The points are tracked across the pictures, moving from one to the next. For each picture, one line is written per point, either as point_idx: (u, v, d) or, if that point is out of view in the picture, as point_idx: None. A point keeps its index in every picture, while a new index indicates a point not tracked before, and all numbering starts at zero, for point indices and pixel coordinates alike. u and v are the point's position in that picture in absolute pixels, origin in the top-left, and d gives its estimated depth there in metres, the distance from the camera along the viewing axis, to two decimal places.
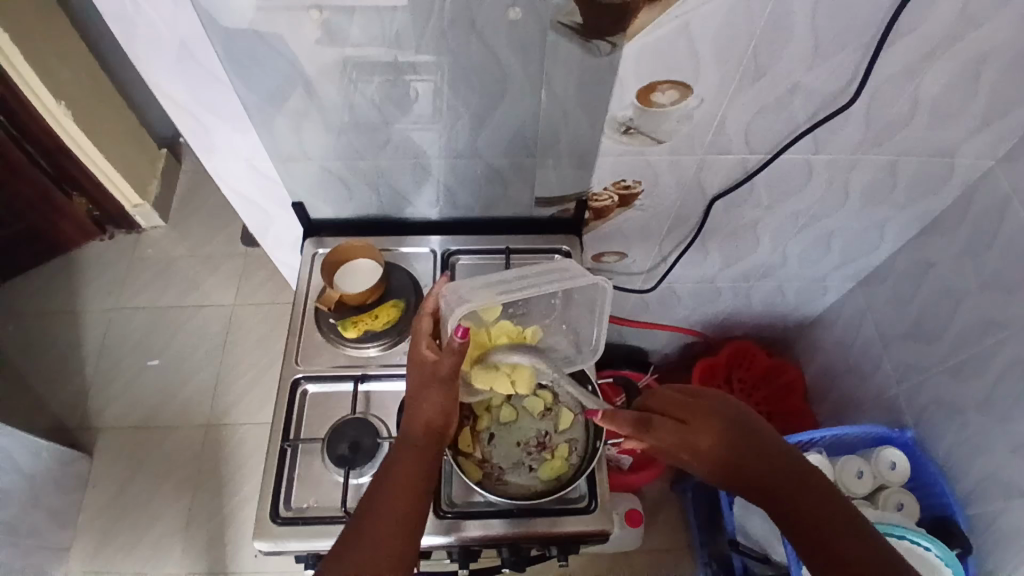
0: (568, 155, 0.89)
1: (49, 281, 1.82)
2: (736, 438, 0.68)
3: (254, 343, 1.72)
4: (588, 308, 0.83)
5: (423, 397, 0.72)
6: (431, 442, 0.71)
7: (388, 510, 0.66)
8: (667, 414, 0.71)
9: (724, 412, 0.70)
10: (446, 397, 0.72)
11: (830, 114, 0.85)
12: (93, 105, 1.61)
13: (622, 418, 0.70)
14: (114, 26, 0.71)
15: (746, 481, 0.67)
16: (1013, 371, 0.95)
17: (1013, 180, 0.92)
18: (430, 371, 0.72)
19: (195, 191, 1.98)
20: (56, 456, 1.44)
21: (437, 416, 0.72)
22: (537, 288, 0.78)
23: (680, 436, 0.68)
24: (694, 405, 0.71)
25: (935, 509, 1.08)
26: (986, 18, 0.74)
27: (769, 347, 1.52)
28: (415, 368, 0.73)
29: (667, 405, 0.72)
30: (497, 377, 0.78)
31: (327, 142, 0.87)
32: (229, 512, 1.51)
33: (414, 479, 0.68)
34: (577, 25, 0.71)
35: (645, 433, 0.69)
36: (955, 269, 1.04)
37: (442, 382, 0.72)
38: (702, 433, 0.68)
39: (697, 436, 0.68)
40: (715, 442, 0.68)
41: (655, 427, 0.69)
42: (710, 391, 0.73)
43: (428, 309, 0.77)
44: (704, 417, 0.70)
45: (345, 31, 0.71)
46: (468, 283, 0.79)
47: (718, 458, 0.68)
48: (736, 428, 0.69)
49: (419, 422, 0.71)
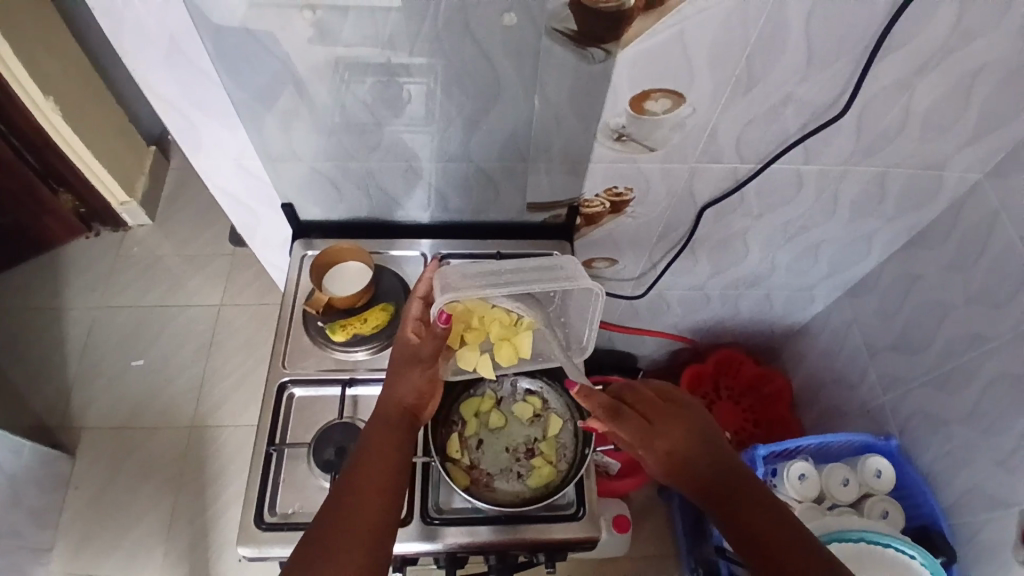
0: (560, 160, 0.89)
1: (32, 277, 1.79)
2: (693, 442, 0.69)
3: (240, 344, 1.71)
4: (582, 307, 0.80)
5: (400, 378, 0.74)
6: (403, 421, 0.72)
7: (354, 485, 0.66)
8: (636, 408, 0.72)
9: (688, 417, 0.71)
10: (423, 380, 0.74)
11: (821, 125, 0.86)
12: (81, 100, 1.59)
13: (595, 402, 0.71)
14: (102, 20, 0.70)
15: (687, 482, 0.68)
16: (998, 383, 0.96)
17: (1000, 194, 0.93)
18: (410, 353, 0.75)
19: (182, 189, 1.96)
20: (35, 457, 1.41)
21: (411, 396, 0.73)
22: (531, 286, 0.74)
23: (645, 431, 0.70)
24: (661, 406, 0.72)
25: (919, 518, 1.09)
26: (976, 35, 0.75)
27: (756, 354, 1.53)
28: (397, 351, 0.76)
29: (637, 401, 0.73)
30: (480, 359, 0.78)
31: (317, 142, 0.86)
32: (212, 515, 1.49)
33: (383, 456, 0.68)
34: (571, 32, 0.70)
35: (611, 421, 0.71)
36: (941, 281, 1.05)
37: (421, 365, 0.74)
38: (661, 432, 0.70)
39: (656, 434, 0.70)
40: (671, 442, 0.69)
41: (621, 417, 0.71)
42: (683, 396, 0.74)
43: (419, 293, 0.78)
44: (667, 419, 0.71)
45: (338, 30, 0.71)
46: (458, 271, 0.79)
47: (669, 456, 0.69)
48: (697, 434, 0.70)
49: (395, 401, 0.73)
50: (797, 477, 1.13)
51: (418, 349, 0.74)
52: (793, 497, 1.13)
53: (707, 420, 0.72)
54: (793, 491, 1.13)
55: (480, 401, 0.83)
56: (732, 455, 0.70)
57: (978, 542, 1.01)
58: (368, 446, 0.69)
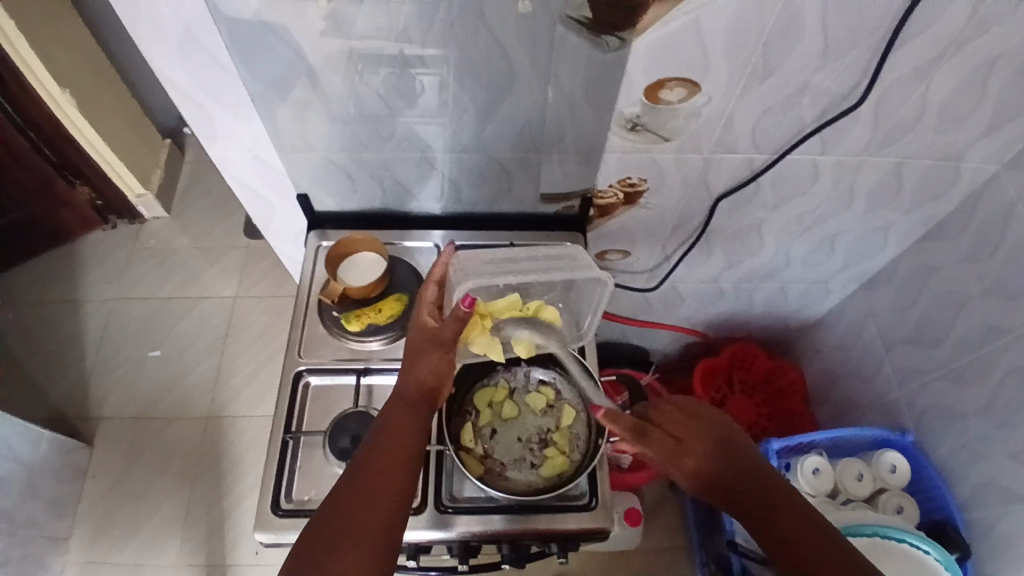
0: (573, 151, 0.89)
1: (51, 269, 1.82)
2: (722, 454, 0.68)
3: (255, 336, 1.72)
4: (591, 301, 0.84)
5: (419, 361, 0.73)
6: (423, 402, 0.72)
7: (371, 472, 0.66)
8: (663, 425, 0.72)
9: (715, 428, 0.70)
10: (443, 363, 0.73)
11: (836, 115, 0.85)
12: (97, 94, 1.61)
13: (621, 423, 0.72)
14: (119, 12, 0.71)
15: (718, 497, 0.68)
16: (1015, 377, 0.95)
17: (1019, 185, 0.91)
18: (430, 335, 0.73)
19: (197, 182, 1.98)
20: (54, 445, 1.44)
21: (431, 378, 0.72)
22: (545, 277, 0.78)
23: (672, 449, 0.69)
24: (685, 421, 0.71)
25: (934, 513, 1.08)
26: (998, 21, 0.73)
27: (770, 348, 1.52)
28: (415, 331, 0.74)
29: (662, 417, 0.72)
30: (492, 344, 0.76)
31: (330, 134, 0.87)
32: (226, 506, 1.51)
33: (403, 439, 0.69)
34: (586, 20, 0.70)
35: (638, 441, 0.72)
36: (958, 274, 1.04)
37: (440, 348, 0.72)
38: (687, 448, 0.69)
39: (681, 452, 0.69)
40: (697, 457, 0.69)
41: (649, 437, 0.71)
42: (707, 408, 0.73)
43: (434, 276, 0.78)
44: (692, 433, 0.70)
45: (352, 21, 0.71)
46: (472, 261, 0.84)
47: (697, 473, 0.68)
48: (725, 444, 0.69)
49: (412, 383, 0.72)
50: (811, 471, 1.13)
51: (438, 332, 0.72)
52: (806, 491, 1.13)
53: (733, 430, 0.71)
54: (806, 485, 1.12)
55: (493, 390, 0.83)
56: (762, 463, 0.69)
57: (993, 538, 1.00)
58: (385, 431, 0.69)
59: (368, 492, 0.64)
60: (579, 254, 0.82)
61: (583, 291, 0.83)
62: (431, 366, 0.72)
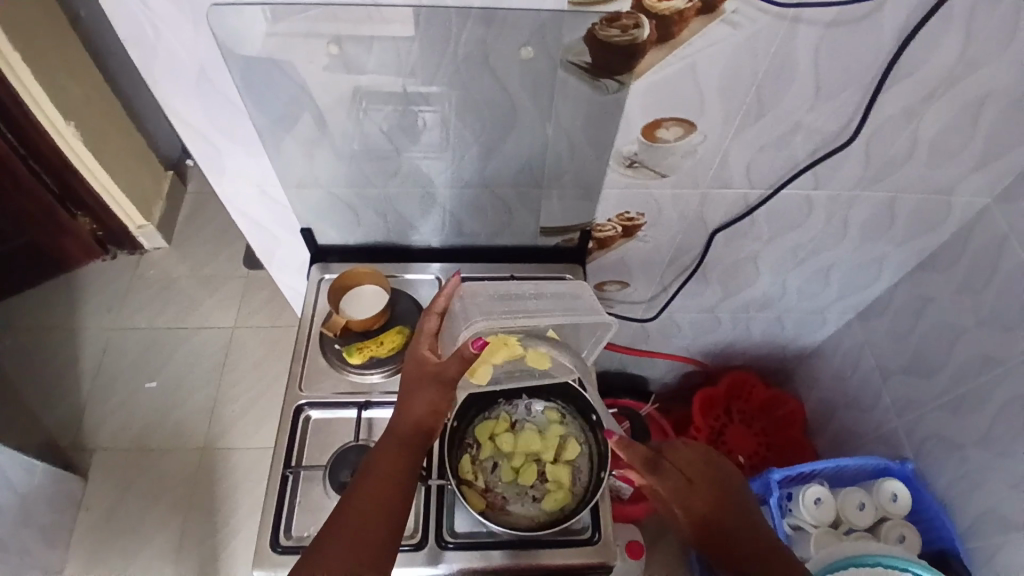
0: (573, 186, 0.91)
1: (50, 299, 1.82)
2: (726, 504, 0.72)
3: (253, 366, 1.72)
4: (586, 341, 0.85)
5: (417, 395, 0.73)
6: (417, 440, 0.72)
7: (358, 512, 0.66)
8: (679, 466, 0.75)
9: (725, 479, 0.74)
10: (440, 400, 0.74)
11: (828, 152, 0.87)
12: (100, 125, 1.63)
13: (634, 451, 0.76)
14: (133, 51, 0.73)
15: (712, 540, 0.71)
16: (1012, 406, 0.96)
17: (1011, 218, 0.94)
18: (429, 372, 0.75)
19: (198, 213, 1.99)
20: (48, 476, 1.42)
21: (427, 415, 0.73)
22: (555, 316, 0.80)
23: (681, 489, 0.73)
24: (699, 465, 0.75)
25: (935, 543, 1.08)
26: (986, 61, 0.76)
27: (768, 377, 1.52)
28: (415, 365, 0.76)
29: (678, 458, 0.76)
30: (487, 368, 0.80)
31: (336, 169, 0.89)
32: (222, 537, 1.49)
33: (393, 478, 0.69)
34: (586, 65, 0.73)
35: (650, 473, 0.75)
36: (954, 304, 1.05)
37: (440, 385, 0.74)
38: (695, 490, 0.73)
39: (691, 494, 0.73)
40: (703, 502, 0.72)
41: (660, 470, 0.74)
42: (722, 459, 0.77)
43: (436, 309, 0.81)
44: (703, 479, 0.74)
45: (361, 61, 0.73)
46: (485, 292, 0.85)
47: (698, 515, 0.72)
48: (731, 497, 0.73)
49: (408, 419, 0.72)
50: (812, 501, 1.11)
51: (441, 371, 0.74)
52: (809, 521, 1.12)
53: (738, 478, 0.75)
54: (808, 516, 1.11)
55: (494, 424, 0.83)
56: (757, 513, 0.73)
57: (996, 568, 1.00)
58: (376, 466, 0.69)
59: (357, 533, 0.65)
60: (583, 292, 0.86)
61: (588, 331, 0.84)
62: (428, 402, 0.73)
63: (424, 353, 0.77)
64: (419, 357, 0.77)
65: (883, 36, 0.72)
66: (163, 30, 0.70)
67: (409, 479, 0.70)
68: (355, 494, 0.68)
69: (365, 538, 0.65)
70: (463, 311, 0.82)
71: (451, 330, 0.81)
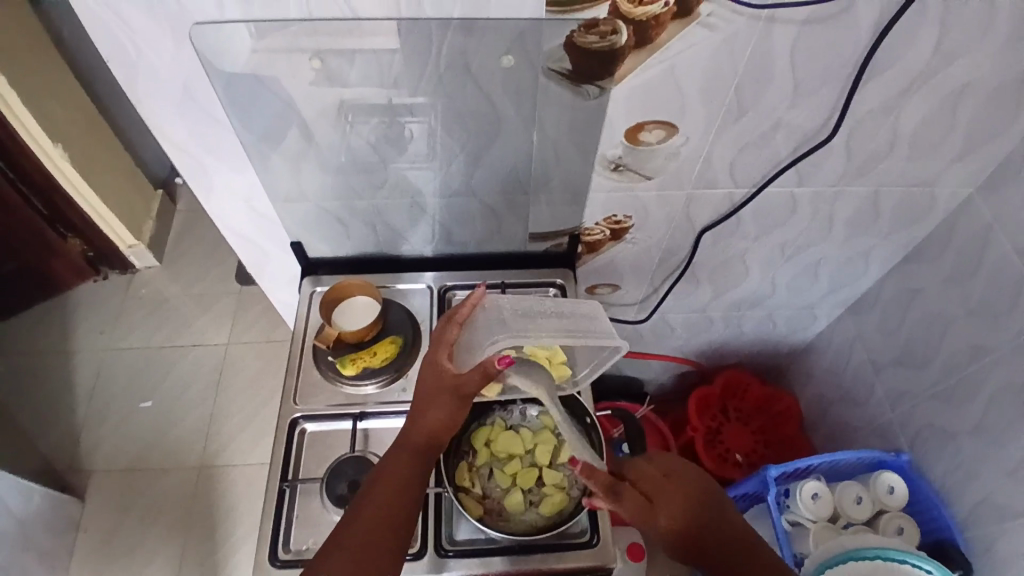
0: (560, 191, 0.92)
1: (42, 322, 1.81)
2: (697, 514, 0.69)
3: (248, 382, 1.71)
4: (592, 360, 0.84)
5: (431, 405, 0.73)
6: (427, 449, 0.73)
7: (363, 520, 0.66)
8: (639, 486, 0.73)
9: (690, 487, 0.72)
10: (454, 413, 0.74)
11: (810, 149, 0.88)
12: (88, 146, 1.63)
13: (595, 480, 0.74)
14: (117, 71, 0.73)
15: (690, 555, 0.69)
16: (1003, 394, 0.97)
17: (993, 208, 0.95)
18: (450, 384, 0.74)
19: (189, 231, 1.99)
20: (46, 500, 1.41)
21: (441, 427, 0.73)
22: (578, 338, 0.77)
23: (647, 509, 0.70)
24: (661, 482, 0.72)
25: (934, 534, 1.08)
26: (959, 55, 0.77)
27: (762, 375, 1.53)
28: (433, 376, 0.75)
29: (639, 477, 0.73)
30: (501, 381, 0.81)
31: (324, 182, 0.89)
32: (222, 555, 1.48)
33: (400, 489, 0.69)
34: (566, 71, 0.74)
35: (613, 501, 0.72)
36: (941, 295, 1.07)
37: (457, 398, 0.74)
38: (661, 507, 0.70)
39: (657, 513, 0.70)
40: (671, 518, 0.69)
41: (622, 496, 0.72)
42: (682, 467, 0.75)
43: (458, 317, 0.78)
44: (666, 493, 0.71)
45: (344, 75, 0.74)
46: (509, 304, 0.83)
47: (673, 533, 0.69)
48: (699, 506, 0.70)
49: (421, 429, 0.73)
50: (810, 497, 1.11)
51: (461, 384, 0.73)
52: (807, 517, 1.11)
53: (703, 482, 0.73)
54: (806, 511, 1.11)
55: (491, 430, 0.83)
56: (728, 514, 0.71)
57: (994, 557, 1.00)
58: (383, 475, 0.70)
59: (365, 542, 0.65)
60: (599, 315, 0.83)
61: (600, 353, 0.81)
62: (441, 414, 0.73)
63: (444, 364, 0.75)
64: (435, 367, 0.76)
65: (857, 33, 0.74)
66: (147, 50, 0.71)
67: (415, 487, 0.70)
68: (362, 503, 0.68)
69: (371, 547, 0.65)
70: (485, 327, 0.79)
71: (468, 341, 0.78)
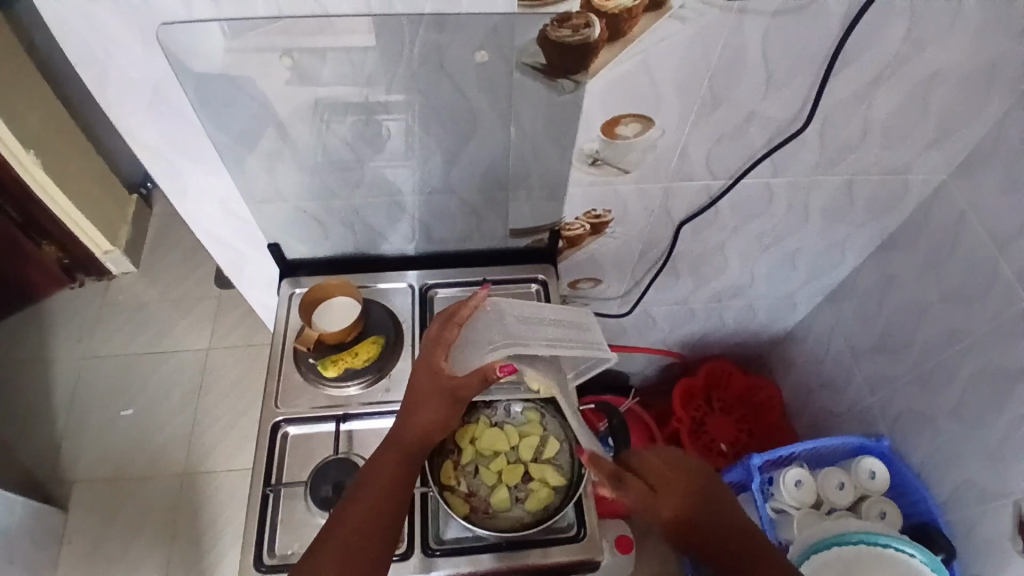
0: (539, 187, 0.92)
1: (16, 331, 1.77)
2: (695, 506, 0.71)
3: (230, 387, 1.69)
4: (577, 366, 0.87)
5: (422, 408, 0.73)
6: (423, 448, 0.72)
7: (351, 516, 0.66)
8: (644, 476, 0.73)
9: (690, 478, 0.73)
10: (450, 413, 0.74)
11: (785, 140, 0.89)
12: (62, 152, 1.60)
13: (601, 468, 0.74)
14: (85, 75, 0.71)
15: (688, 544, 0.71)
16: (979, 376, 0.99)
17: (966, 194, 0.97)
18: (448, 387, 0.74)
19: (165, 235, 1.96)
20: (27, 513, 1.38)
21: (438, 426, 0.73)
22: (569, 348, 0.81)
23: (649, 500, 0.71)
24: (665, 472, 0.73)
25: (916, 516, 1.10)
26: (929, 43, 0.78)
27: (744, 365, 1.55)
28: (432, 376, 0.74)
29: (643, 467, 0.74)
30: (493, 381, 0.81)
31: (301, 183, 0.88)
32: (210, 562, 1.47)
33: (392, 487, 0.69)
34: (541, 65, 0.74)
35: (615, 488, 0.74)
36: (916, 281, 1.08)
37: (453, 399, 0.74)
38: (663, 499, 0.71)
39: (657, 503, 0.71)
40: (674, 510, 0.70)
41: (626, 484, 0.73)
42: (687, 458, 0.75)
43: (459, 317, 0.79)
44: (669, 486, 0.72)
45: (317, 73, 0.73)
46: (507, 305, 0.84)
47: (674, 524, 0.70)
48: (698, 497, 0.71)
49: (416, 429, 0.72)
50: (793, 483, 1.13)
51: (458, 388, 0.74)
52: (790, 503, 1.13)
53: (709, 473, 0.74)
54: (789, 498, 1.13)
55: (475, 428, 0.83)
56: (732, 506, 0.72)
57: (972, 535, 1.03)
58: (369, 479, 0.69)
59: (352, 547, 0.64)
60: (587, 324, 0.88)
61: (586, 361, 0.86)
62: (434, 419, 0.73)
63: (442, 367, 0.75)
64: (432, 368, 0.75)
65: (829, 24, 0.74)
66: (116, 53, 0.70)
67: (402, 491, 0.69)
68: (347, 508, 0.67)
69: (357, 553, 0.64)
70: (484, 330, 0.81)
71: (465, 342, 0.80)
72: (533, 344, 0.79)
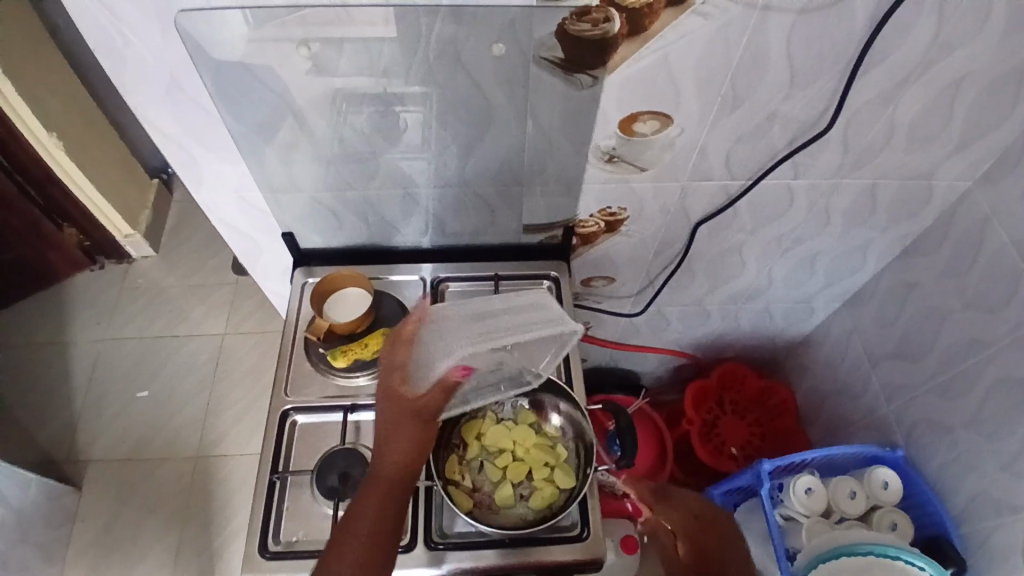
0: (554, 183, 0.91)
1: (39, 311, 1.81)
2: (712, 535, 0.82)
3: (244, 373, 1.71)
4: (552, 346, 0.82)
5: (397, 434, 0.68)
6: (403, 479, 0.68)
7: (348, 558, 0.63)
8: (687, 509, 0.87)
9: (722, 524, 0.84)
10: (422, 436, 0.70)
11: (806, 141, 0.87)
12: (85, 137, 1.62)
13: (647, 486, 0.91)
14: (104, 61, 0.72)
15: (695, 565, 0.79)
16: (1000, 389, 0.96)
17: (992, 202, 0.94)
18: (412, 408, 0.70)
19: (185, 221, 1.98)
20: (42, 491, 1.41)
21: (413, 452, 0.68)
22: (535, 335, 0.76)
23: (679, 518, 0.85)
24: (702, 507, 0.87)
25: (928, 529, 1.08)
26: (959, 45, 0.76)
27: (758, 368, 1.53)
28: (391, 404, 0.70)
29: (684, 500, 0.89)
30: (506, 432, 0.82)
31: (317, 173, 0.88)
32: (219, 546, 1.49)
33: (378, 523, 0.66)
34: (559, 60, 0.73)
35: (657, 501, 0.89)
36: (938, 289, 1.06)
37: (420, 420, 0.70)
38: (692, 521, 0.84)
39: (686, 522, 0.85)
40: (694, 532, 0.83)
41: (667, 499, 0.89)
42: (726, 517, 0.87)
43: (405, 335, 0.77)
44: (702, 517, 0.85)
45: (334, 64, 0.73)
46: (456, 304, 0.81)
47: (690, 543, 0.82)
48: (720, 537, 0.82)
49: (389, 462, 0.68)
50: (803, 491, 1.11)
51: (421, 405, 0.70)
52: (798, 511, 1.11)
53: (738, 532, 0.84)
54: (798, 505, 1.11)
55: (482, 422, 0.83)
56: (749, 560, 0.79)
57: (986, 551, 1.00)
58: (352, 524, 0.65)
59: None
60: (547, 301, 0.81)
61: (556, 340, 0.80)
62: (417, 439, 0.69)
63: (396, 388, 0.71)
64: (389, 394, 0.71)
65: (854, 23, 0.72)
66: (135, 40, 0.70)
67: (390, 530, 0.66)
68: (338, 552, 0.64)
69: None
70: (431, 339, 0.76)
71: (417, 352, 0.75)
72: (491, 343, 0.75)
